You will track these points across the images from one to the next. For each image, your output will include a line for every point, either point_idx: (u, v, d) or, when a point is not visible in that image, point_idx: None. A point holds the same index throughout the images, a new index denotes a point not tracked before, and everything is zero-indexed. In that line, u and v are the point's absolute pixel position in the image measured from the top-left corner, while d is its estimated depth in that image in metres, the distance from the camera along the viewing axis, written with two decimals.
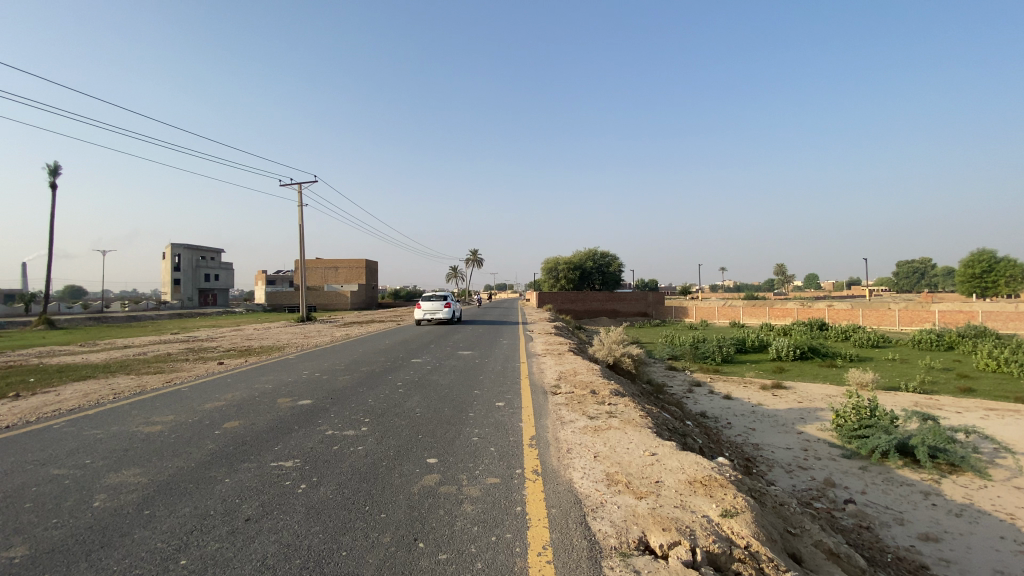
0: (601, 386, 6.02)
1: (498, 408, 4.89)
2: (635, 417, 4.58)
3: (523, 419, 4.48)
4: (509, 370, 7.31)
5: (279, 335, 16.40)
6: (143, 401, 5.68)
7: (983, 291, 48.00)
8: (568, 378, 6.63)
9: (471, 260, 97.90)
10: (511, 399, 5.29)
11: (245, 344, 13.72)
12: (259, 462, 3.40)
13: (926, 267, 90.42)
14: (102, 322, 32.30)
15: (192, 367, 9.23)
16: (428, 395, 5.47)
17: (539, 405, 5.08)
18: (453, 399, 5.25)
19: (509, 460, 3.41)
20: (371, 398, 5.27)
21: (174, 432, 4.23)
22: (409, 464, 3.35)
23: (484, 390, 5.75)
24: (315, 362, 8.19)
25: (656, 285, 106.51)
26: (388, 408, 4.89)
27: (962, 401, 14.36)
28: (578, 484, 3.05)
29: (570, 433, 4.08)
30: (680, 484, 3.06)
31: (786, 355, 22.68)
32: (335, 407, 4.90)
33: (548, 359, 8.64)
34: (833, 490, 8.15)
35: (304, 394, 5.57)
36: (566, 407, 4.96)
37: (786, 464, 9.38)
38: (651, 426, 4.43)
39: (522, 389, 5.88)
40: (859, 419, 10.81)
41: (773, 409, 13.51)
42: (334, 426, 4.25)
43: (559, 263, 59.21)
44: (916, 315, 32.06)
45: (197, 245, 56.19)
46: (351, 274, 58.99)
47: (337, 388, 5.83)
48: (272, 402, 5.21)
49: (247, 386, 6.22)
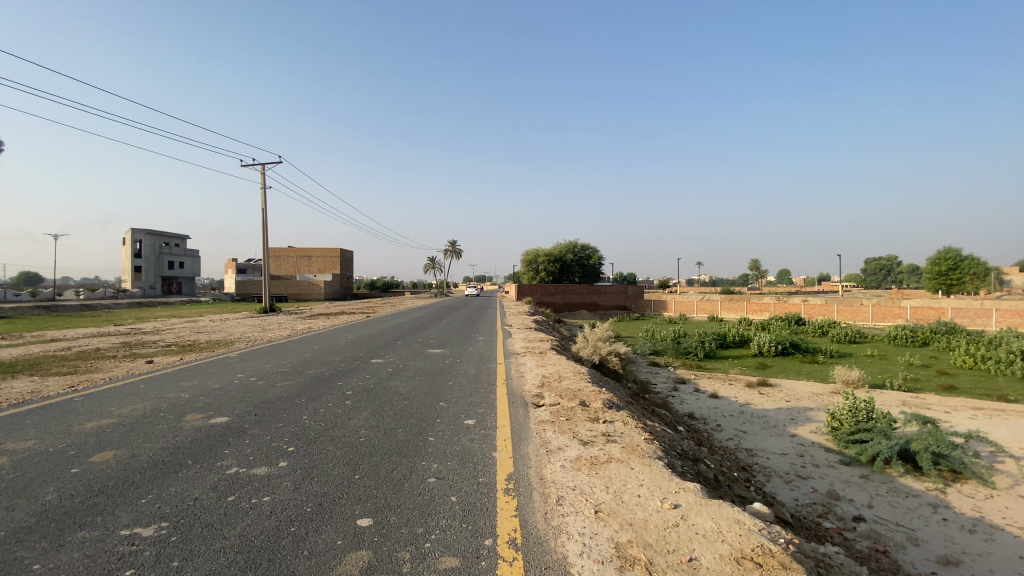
0: (591, 396, 5.05)
1: (466, 430, 3.84)
2: (640, 443, 3.60)
3: (499, 447, 3.45)
4: (484, 375, 6.25)
5: (232, 328, 14.95)
6: (13, 415, 4.46)
7: (948, 288, 48.89)
8: (552, 385, 5.61)
9: (448, 252, 96.51)
10: (482, 416, 4.25)
11: (191, 338, 12.35)
12: (105, 532, 2.31)
13: (892, 263, 93.08)
14: (52, 311, 30.21)
15: (113, 367, 7.91)
16: (381, 409, 4.41)
17: (518, 423, 4.07)
18: (412, 416, 4.20)
19: (474, 523, 2.39)
20: (305, 415, 4.17)
21: (15, 470, 3.07)
22: (329, 531, 2.31)
23: (451, 402, 4.70)
24: (256, 363, 7.01)
25: (635, 277, 106.61)
26: (324, 430, 3.79)
27: (949, 399, 13.92)
28: (576, 569, 2.03)
29: (559, 469, 3.09)
30: (722, 565, 2.08)
31: (768, 351, 22.19)
32: (254, 429, 3.80)
33: (528, 360, 7.64)
34: (839, 506, 7.35)
35: (221, 408, 4.42)
36: (552, 428, 3.95)
37: (784, 474, 8.60)
38: (662, 456, 3.46)
39: (498, 401, 4.82)
40: (855, 422, 10.09)
41: (762, 409, 12.80)
42: (241, 461, 3.16)
43: (539, 255, 58.42)
44: (888, 310, 32.27)
45: (160, 231, 53.30)
46: (326, 263, 57.17)
47: (268, 400, 4.70)
48: (174, 421, 4.05)
49: (157, 395, 5.03)
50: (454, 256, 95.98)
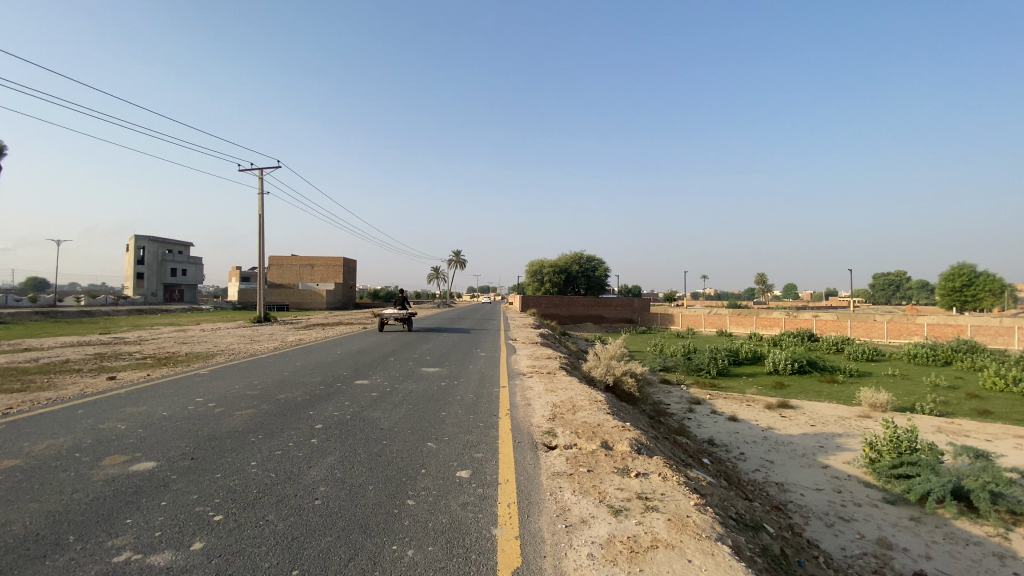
0: (613, 434, 4.13)
1: (460, 489, 2.93)
2: (690, 513, 2.68)
3: (501, 520, 2.54)
4: (484, 402, 5.35)
5: (219, 338, 14.03)
6: None
7: (962, 305, 47.48)
8: (565, 419, 4.66)
9: (454, 262, 95.95)
10: (481, 465, 3.35)
11: (171, 349, 11.45)
12: None
13: (901, 279, 91.77)
14: (49, 317, 29.50)
15: (70, 382, 7.06)
16: (354, 451, 3.52)
17: (525, 477, 3.15)
18: (391, 463, 3.30)
19: None
20: (255, 461, 3.27)
21: None
22: None
23: (441, 443, 3.80)
24: (224, 383, 6.12)
25: (640, 290, 105.49)
26: (271, 486, 2.88)
27: (987, 426, 12.81)
28: None
29: (585, 564, 2.17)
30: None
31: (784, 369, 21.06)
32: (183, 482, 2.90)
33: (536, 383, 6.73)
34: (895, 557, 6.31)
35: (153, 447, 3.53)
36: (570, 485, 3.04)
37: (823, 515, 7.56)
38: (724, 535, 2.55)
39: (501, 442, 3.90)
40: (897, 455, 9.01)
41: (786, 435, 11.75)
42: (141, 542, 2.25)
43: (545, 266, 57.51)
44: (904, 327, 31.08)
45: (163, 238, 52.73)
46: (329, 272, 56.42)
47: (218, 436, 3.81)
48: (83, 468, 3.13)
49: (86, 426, 4.12)
50: (458, 267, 95.28)
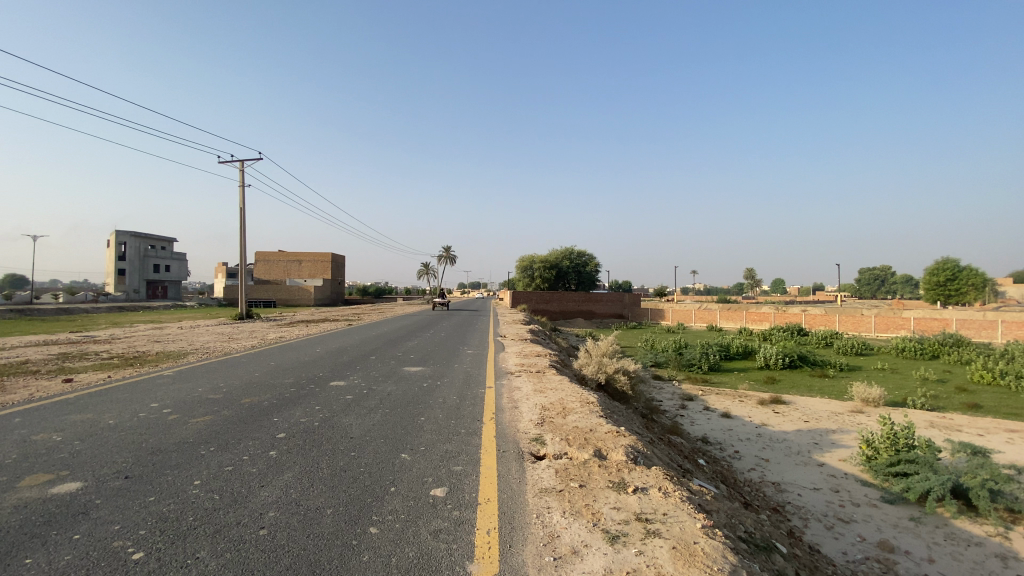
0: (606, 441, 3.75)
1: (433, 512, 2.53)
2: (698, 542, 2.29)
3: (478, 554, 2.15)
4: (467, 405, 4.97)
5: (196, 336, 13.48)
6: None
7: (946, 300, 47.90)
8: (554, 423, 4.28)
9: (445, 259, 95.50)
10: (459, 480, 2.96)
11: (143, 348, 10.93)
12: None
13: (887, 274, 92.72)
14: (25, 315, 28.52)
15: (23, 385, 6.57)
16: (316, 467, 3.10)
17: (509, 496, 2.76)
18: (357, 481, 2.90)
19: None
20: (200, 480, 2.84)
21: None
22: None
23: (416, 454, 3.40)
24: (188, 385, 5.67)
25: (630, 286, 105.65)
26: (212, 511, 2.47)
27: (978, 420, 12.69)
28: None
29: None
30: None
31: (775, 364, 20.91)
32: (107, 509, 2.47)
33: (524, 382, 6.36)
34: (897, 561, 6.04)
35: (85, 464, 3.09)
36: (560, 505, 2.65)
37: (822, 516, 7.28)
38: (738, 566, 2.17)
39: (483, 452, 3.52)
40: (895, 453, 8.74)
41: (780, 432, 11.52)
42: None
43: (535, 262, 57.14)
44: (891, 321, 31.18)
45: (146, 234, 51.64)
46: (317, 268, 55.64)
47: (163, 449, 3.37)
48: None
49: (17, 437, 3.68)
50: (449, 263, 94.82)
